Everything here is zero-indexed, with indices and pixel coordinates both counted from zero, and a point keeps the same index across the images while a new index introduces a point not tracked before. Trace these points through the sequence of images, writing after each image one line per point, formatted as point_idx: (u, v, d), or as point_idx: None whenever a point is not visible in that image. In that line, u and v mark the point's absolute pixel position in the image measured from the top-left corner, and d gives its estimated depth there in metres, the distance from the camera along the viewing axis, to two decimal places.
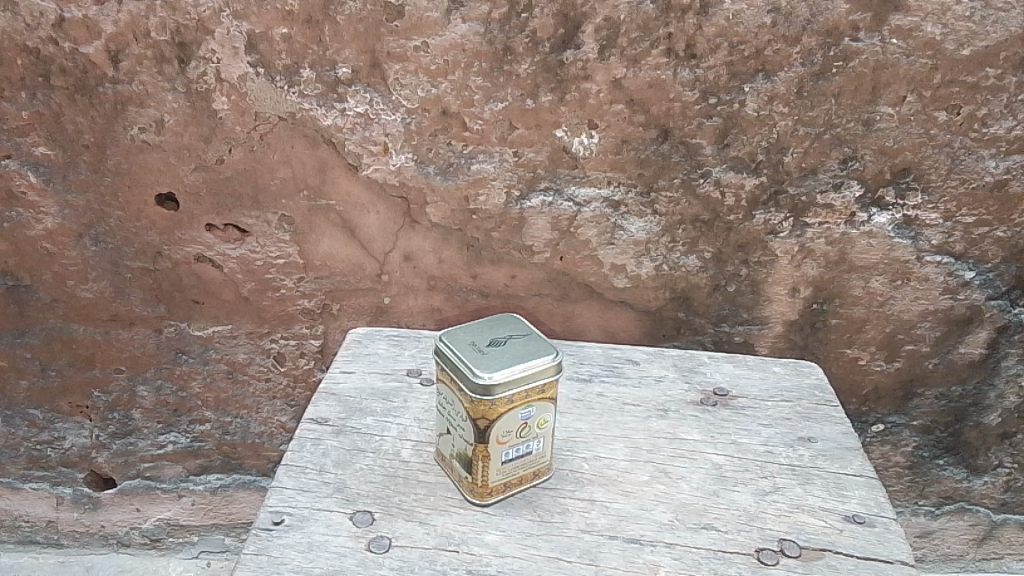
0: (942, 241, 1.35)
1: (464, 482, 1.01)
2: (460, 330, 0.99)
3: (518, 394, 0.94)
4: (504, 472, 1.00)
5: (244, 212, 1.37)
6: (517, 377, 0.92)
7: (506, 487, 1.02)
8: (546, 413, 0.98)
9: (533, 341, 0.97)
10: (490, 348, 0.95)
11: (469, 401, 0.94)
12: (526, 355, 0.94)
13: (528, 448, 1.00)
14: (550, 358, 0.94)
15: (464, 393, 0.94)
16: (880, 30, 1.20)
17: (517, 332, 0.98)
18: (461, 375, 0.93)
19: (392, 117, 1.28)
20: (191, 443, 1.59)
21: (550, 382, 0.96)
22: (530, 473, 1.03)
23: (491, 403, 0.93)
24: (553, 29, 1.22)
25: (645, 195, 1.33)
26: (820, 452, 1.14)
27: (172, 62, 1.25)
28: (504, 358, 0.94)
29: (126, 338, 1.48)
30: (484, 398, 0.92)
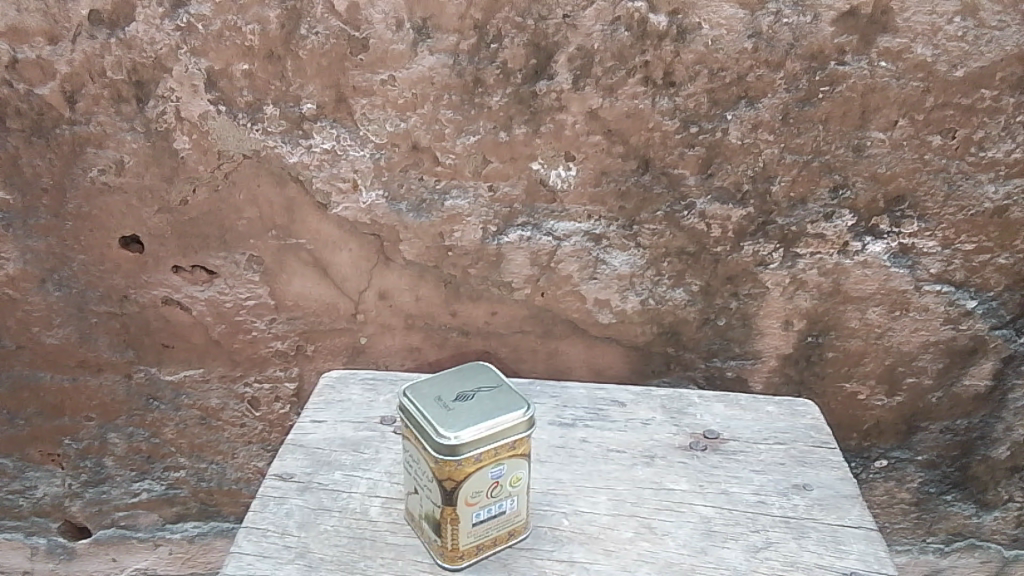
0: (941, 269, 1.29)
1: (434, 545, 0.95)
2: (426, 382, 0.93)
3: (487, 452, 0.88)
4: (476, 534, 0.94)
5: (212, 253, 1.32)
6: (485, 436, 0.86)
7: (478, 550, 0.95)
8: (518, 471, 0.92)
9: (503, 395, 0.91)
10: (456, 403, 0.89)
11: (434, 462, 0.88)
12: (494, 410, 0.88)
13: (501, 508, 0.94)
14: (520, 414, 0.88)
15: (429, 453, 0.88)
16: (868, 52, 1.15)
17: (486, 384, 0.93)
18: (424, 435, 0.87)
19: (360, 153, 1.23)
20: (166, 490, 1.54)
21: (522, 438, 0.90)
22: (504, 534, 0.97)
23: (458, 463, 0.87)
24: (523, 59, 1.17)
25: (628, 228, 1.28)
26: (816, 501, 1.07)
27: (130, 101, 1.21)
28: (471, 414, 0.88)
29: (94, 385, 1.43)
30: (449, 459, 0.86)
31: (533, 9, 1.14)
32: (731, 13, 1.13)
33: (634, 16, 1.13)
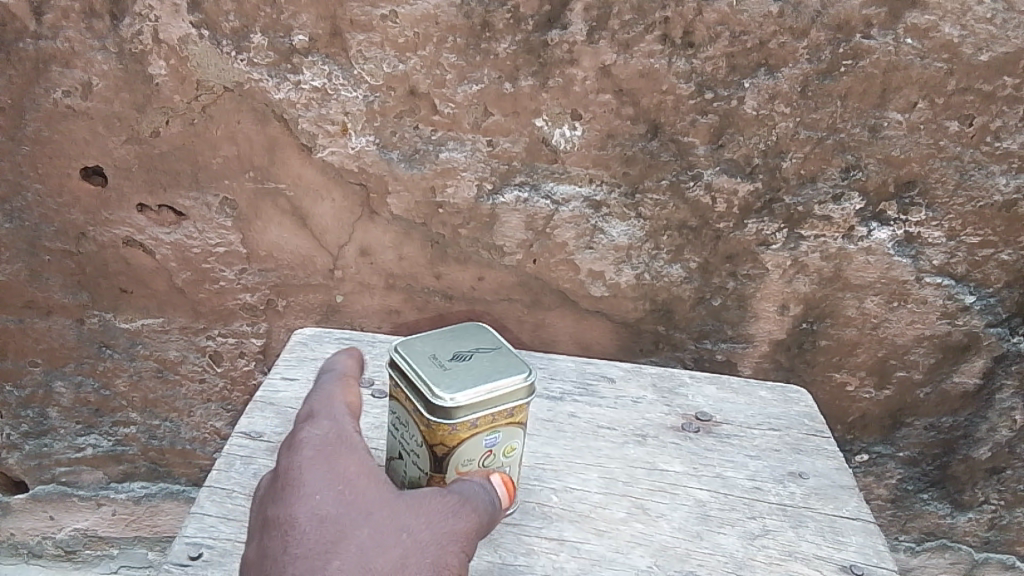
0: (944, 261, 1.25)
1: None
2: (419, 338, 0.85)
3: (483, 417, 0.81)
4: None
5: (181, 192, 1.22)
6: (483, 399, 0.79)
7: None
8: (513, 439, 0.86)
9: (504, 355, 0.83)
10: (453, 361, 0.81)
11: (426, 425, 0.81)
12: (494, 372, 0.80)
13: None
14: (523, 378, 0.81)
15: (420, 415, 0.81)
16: (895, 27, 1.10)
17: (484, 343, 0.84)
18: (417, 394, 0.79)
19: (352, 94, 1.14)
20: (114, 447, 1.44)
21: (522, 404, 0.83)
22: None
23: (452, 427, 0.80)
24: (537, 5, 1.09)
25: (630, 196, 1.22)
26: (812, 490, 1.03)
27: (103, 17, 1.11)
28: (469, 375, 0.80)
29: (42, 328, 1.33)
30: (443, 422, 0.79)
31: None
32: None
33: None
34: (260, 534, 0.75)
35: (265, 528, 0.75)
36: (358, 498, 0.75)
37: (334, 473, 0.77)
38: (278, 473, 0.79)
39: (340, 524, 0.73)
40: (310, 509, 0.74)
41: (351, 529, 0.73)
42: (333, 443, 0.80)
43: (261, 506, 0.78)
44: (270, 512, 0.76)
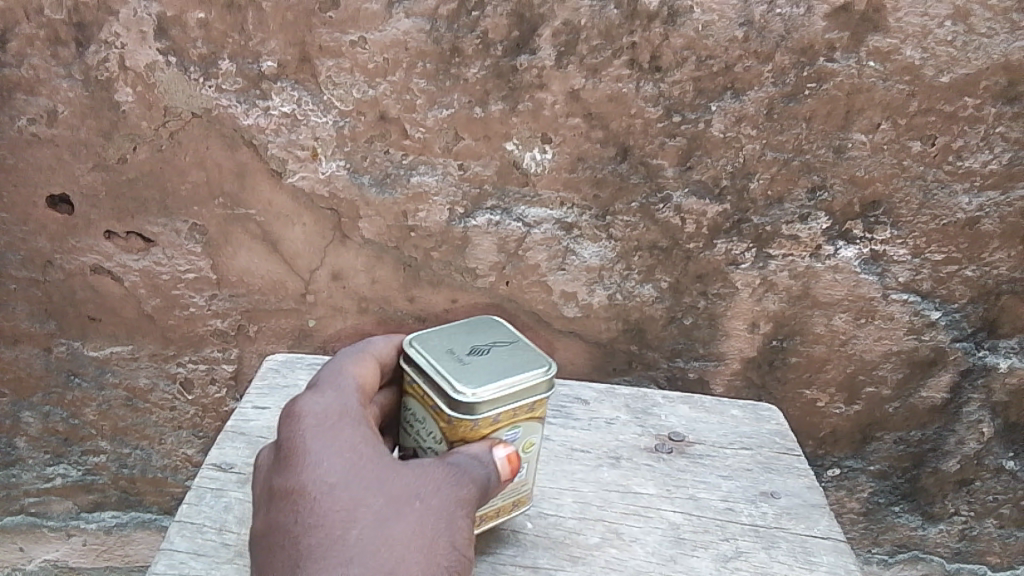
0: (910, 278, 1.28)
1: None
2: (433, 332, 0.81)
3: (507, 413, 0.77)
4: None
5: (150, 219, 1.21)
6: (507, 394, 0.75)
7: (480, 521, 0.87)
8: (534, 436, 0.81)
9: (524, 350, 0.79)
10: (471, 356, 0.77)
11: (445, 421, 0.76)
12: (516, 366, 0.77)
13: None
14: (547, 371, 0.77)
15: (438, 412, 0.76)
16: (857, 51, 1.12)
17: (501, 338, 0.81)
18: (436, 390, 0.75)
19: (322, 119, 1.14)
20: (83, 476, 1.41)
21: (545, 399, 0.79)
22: (508, 505, 0.88)
23: (474, 423, 0.76)
24: (506, 31, 1.10)
25: (601, 218, 1.23)
26: (784, 510, 1.04)
27: (68, 45, 1.10)
28: (489, 369, 0.76)
29: (8, 358, 1.31)
30: (466, 418, 0.75)
31: None
32: None
33: None
34: (268, 504, 0.76)
35: (272, 500, 0.76)
36: (365, 468, 0.76)
37: (338, 443, 0.77)
38: (281, 441, 0.79)
39: (351, 497, 0.74)
40: (317, 480, 0.75)
41: (362, 500, 0.73)
42: (335, 412, 0.80)
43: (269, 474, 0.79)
44: (276, 482, 0.76)
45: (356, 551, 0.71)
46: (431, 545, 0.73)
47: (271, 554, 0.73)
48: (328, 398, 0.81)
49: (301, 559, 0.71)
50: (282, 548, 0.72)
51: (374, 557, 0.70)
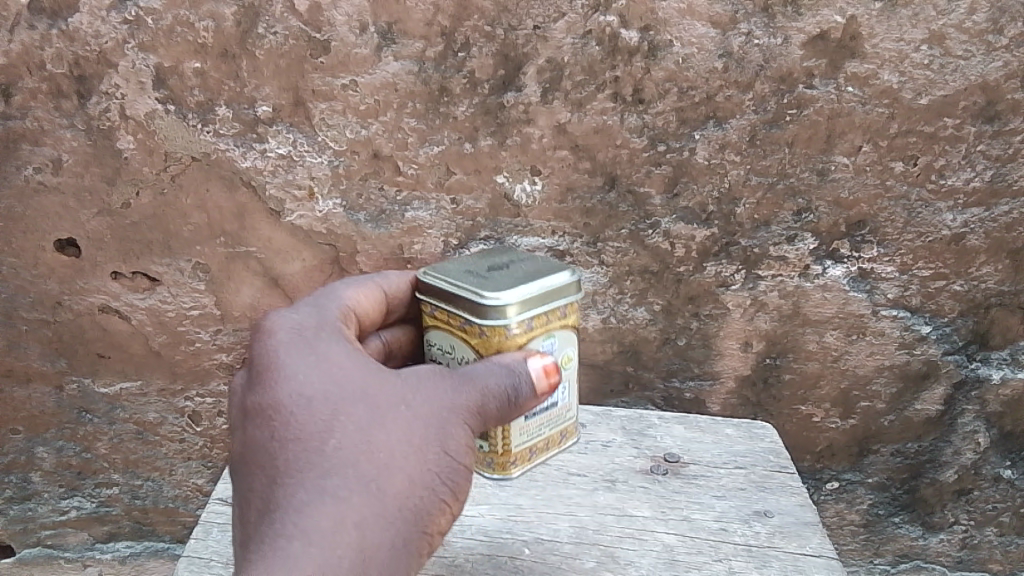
0: (898, 294, 1.29)
1: (486, 456, 0.96)
2: (449, 265, 0.97)
3: (536, 319, 0.90)
4: (527, 433, 0.96)
5: (154, 259, 1.25)
6: (532, 296, 0.89)
7: (529, 455, 0.97)
8: (566, 348, 0.95)
9: (537, 266, 0.95)
10: (490, 274, 0.93)
11: (480, 334, 0.89)
12: (534, 275, 0.92)
13: (552, 401, 0.98)
14: (562, 275, 0.93)
15: (472, 325, 0.90)
16: (836, 77, 1.15)
17: (513, 259, 0.98)
18: (467, 303, 0.89)
19: (317, 160, 1.18)
20: (98, 508, 1.45)
21: (566, 304, 0.94)
22: (557, 435, 1.01)
23: (509, 330, 0.88)
24: (492, 70, 1.13)
25: (592, 245, 1.25)
26: (777, 529, 1.05)
27: (70, 96, 1.15)
28: (510, 280, 0.92)
29: (22, 397, 1.36)
30: (500, 325, 0.88)
31: (503, 18, 1.10)
32: (702, 31, 1.12)
33: (606, 30, 1.11)
34: (247, 417, 0.84)
35: (252, 414, 0.84)
36: (342, 381, 0.83)
37: (314, 359, 0.85)
38: (257, 358, 0.86)
39: (329, 407, 0.81)
40: (295, 394, 0.82)
41: (341, 412, 0.81)
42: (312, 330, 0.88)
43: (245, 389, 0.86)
44: (254, 397, 0.84)
45: (336, 459, 0.79)
46: (412, 449, 0.82)
47: (254, 463, 0.82)
48: (307, 316, 0.91)
49: (285, 468, 0.79)
50: (265, 457, 0.81)
51: (356, 462, 0.79)
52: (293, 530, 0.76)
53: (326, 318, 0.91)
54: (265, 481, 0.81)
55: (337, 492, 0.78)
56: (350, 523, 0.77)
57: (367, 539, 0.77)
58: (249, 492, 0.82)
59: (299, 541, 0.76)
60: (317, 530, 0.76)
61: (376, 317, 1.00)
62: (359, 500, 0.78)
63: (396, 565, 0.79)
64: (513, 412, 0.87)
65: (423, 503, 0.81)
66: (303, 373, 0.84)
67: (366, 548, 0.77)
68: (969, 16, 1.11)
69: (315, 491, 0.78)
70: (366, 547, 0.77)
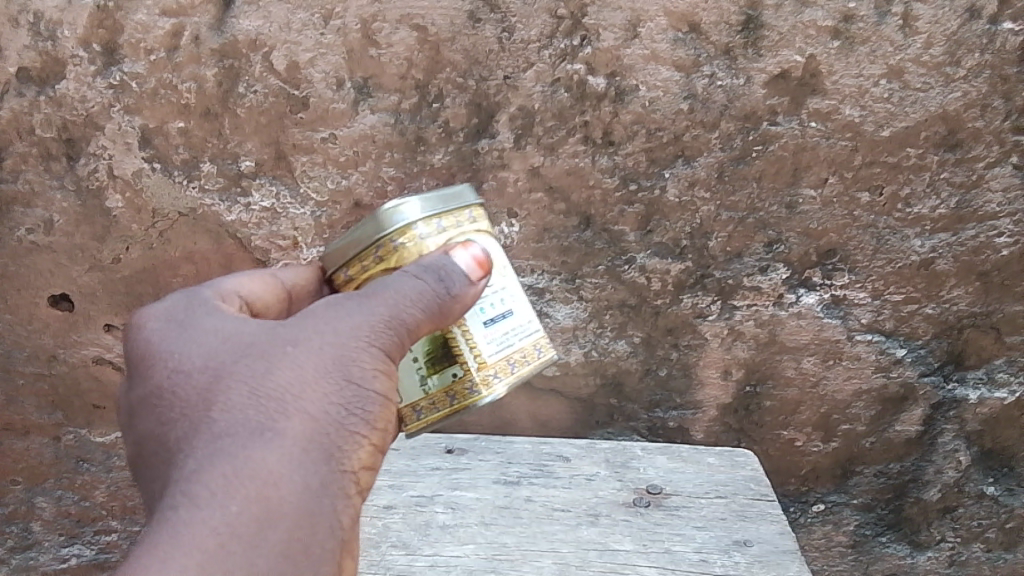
0: (872, 319, 1.32)
1: (462, 381, 0.90)
2: None
3: (446, 218, 0.90)
4: (495, 342, 0.91)
5: (145, 311, 1.29)
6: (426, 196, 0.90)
7: (512, 368, 0.91)
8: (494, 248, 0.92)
9: None
10: None
11: (396, 249, 0.87)
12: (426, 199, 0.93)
13: (508, 310, 0.92)
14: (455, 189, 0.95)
15: (385, 246, 0.88)
16: (799, 113, 1.18)
17: None
18: (370, 229, 0.88)
19: (301, 210, 1.22)
20: (97, 555, 1.48)
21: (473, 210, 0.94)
22: (531, 348, 0.93)
23: (420, 232, 0.88)
24: (465, 118, 1.18)
25: (570, 282, 1.29)
26: (756, 558, 1.09)
27: (59, 158, 1.19)
28: None
29: (20, 448, 1.39)
30: (407, 224, 0.87)
31: (474, 70, 1.15)
32: (667, 75, 1.16)
33: (574, 78, 1.16)
34: (138, 414, 0.84)
35: (140, 408, 0.83)
36: (223, 349, 0.82)
37: (190, 339, 0.84)
38: (137, 354, 0.86)
39: (210, 375, 0.80)
40: (173, 372, 0.82)
41: (223, 374, 0.80)
42: (183, 313, 0.88)
43: (131, 391, 0.86)
44: (140, 392, 0.84)
45: (225, 418, 0.77)
46: (306, 387, 0.79)
47: (152, 453, 0.81)
48: (177, 301, 0.90)
49: (176, 445, 0.78)
50: (158, 443, 0.80)
51: (247, 414, 0.78)
52: (184, 495, 0.74)
53: (199, 298, 0.90)
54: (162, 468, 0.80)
55: (228, 449, 0.76)
56: (246, 473, 0.75)
57: (271, 487, 0.75)
58: (149, 484, 0.80)
59: (192, 505, 0.73)
60: (210, 488, 0.74)
61: (273, 304, 0.99)
62: (254, 451, 0.76)
63: (313, 510, 0.77)
64: (450, 306, 0.85)
65: (333, 440, 0.80)
66: (179, 353, 0.83)
67: (270, 495, 0.75)
68: (925, 50, 1.14)
69: (205, 453, 0.76)
70: (272, 494, 0.75)
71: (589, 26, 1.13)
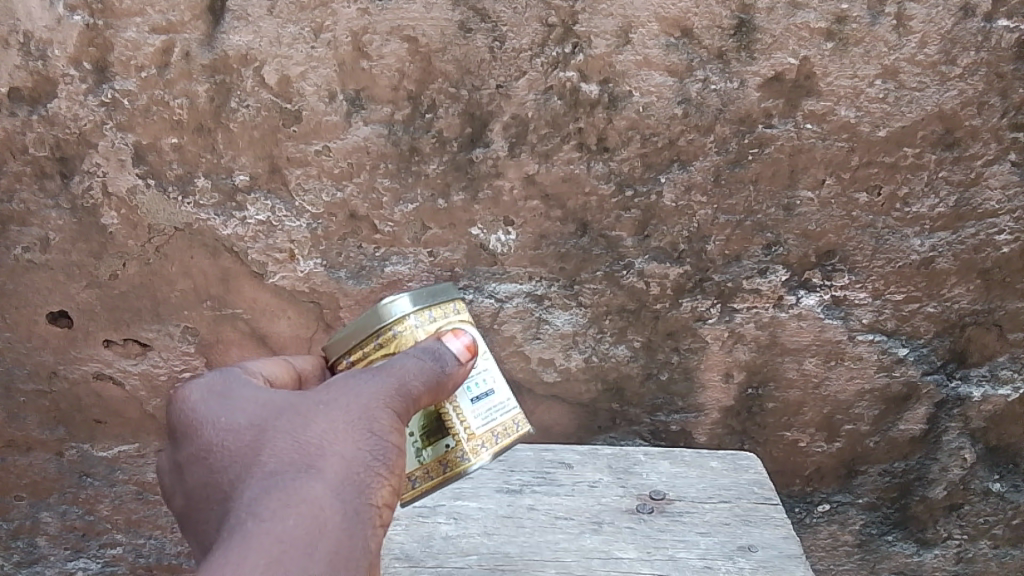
0: (873, 319, 1.30)
1: (451, 453, 0.91)
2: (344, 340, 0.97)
3: (436, 309, 0.92)
4: (482, 415, 0.93)
5: (144, 326, 1.29)
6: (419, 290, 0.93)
7: (496, 439, 0.93)
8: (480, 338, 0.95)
9: None
10: None
11: (394, 337, 0.90)
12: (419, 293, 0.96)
13: (490, 389, 0.94)
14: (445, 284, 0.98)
15: (382, 337, 0.90)
16: (794, 115, 1.18)
17: None
18: (368, 322, 0.91)
19: (296, 223, 1.21)
20: (103, 568, 1.48)
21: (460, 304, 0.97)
22: (511, 423, 0.95)
23: (415, 321, 0.91)
24: (459, 128, 1.18)
25: (569, 288, 1.28)
26: (760, 563, 1.09)
27: (54, 177, 1.20)
28: None
29: (24, 464, 1.40)
30: (403, 316, 0.90)
31: (466, 80, 1.15)
32: (660, 81, 1.16)
33: (566, 85, 1.16)
34: (181, 469, 0.85)
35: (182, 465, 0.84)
36: (263, 404, 0.85)
37: (229, 398, 0.86)
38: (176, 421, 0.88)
39: (253, 425, 0.82)
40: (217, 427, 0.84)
41: (267, 423, 0.82)
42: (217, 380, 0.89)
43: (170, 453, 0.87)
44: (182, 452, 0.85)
45: (273, 457, 0.80)
46: (342, 434, 0.81)
47: (199, 504, 0.82)
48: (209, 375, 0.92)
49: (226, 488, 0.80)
50: (204, 492, 0.81)
51: (290, 458, 0.80)
52: (242, 523, 0.75)
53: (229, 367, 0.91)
54: (212, 516, 0.81)
55: (277, 486, 0.77)
56: (296, 506, 0.76)
57: (320, 514, 0.77)
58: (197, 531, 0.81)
59: (253, 521, 0.75)
60: (268, 509, 0.76)
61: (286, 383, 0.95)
62: (304, 482, 0.78)
63: (355, 544, 0.78)
64: (445, 382, 0.87)
65: (369, 481, 0.81)
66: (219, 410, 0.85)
67: (319, 522, 0.76)
68: (920, 50, 1.14)
69: (258, 486, 0.78)
70: (321, 524, 0.76)
71: (580, 34, 1.14)
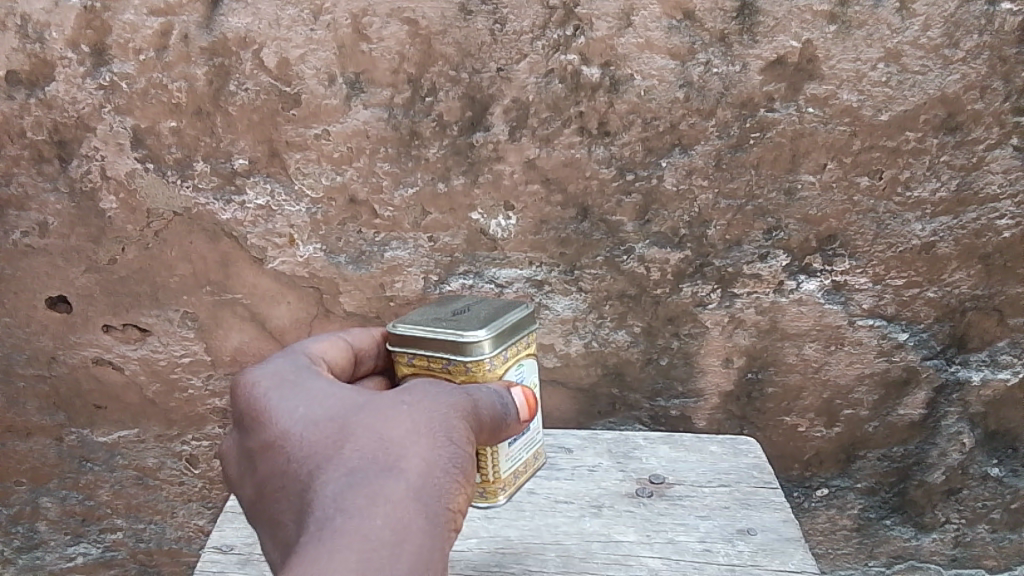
0: (874, 304, 1.30)
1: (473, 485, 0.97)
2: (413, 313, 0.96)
3: (510, 350, 0.92)
4: (511, 459, 0.98)
5: (143, 310, 1.29)
6: (503, 329, 0.90)
7: (514, 480, 0.99)
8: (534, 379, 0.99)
9: (498, 305, 0.97)
10: (457, 315, 0.94)
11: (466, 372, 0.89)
12: (500, 314, 0.94)
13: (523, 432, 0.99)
14: (524, 307, 0.96)
15: (454, 365, 0.89)
16: (796, 99, 1.17)
17: (470, 300, 1.00)
18: (445, 346, 0.89)
19: (295, 208, 1.21)
20: (103, 553, 1.48)
21: (530, 333, 0.97)
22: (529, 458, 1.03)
23: (490, 363, 0.89)
24: (459, 112, 1.17)
25: (569, 273, 1.27)
26: (760, 546, 1.07)
27: (52, 161, 1.21)
28: (475, 317, 0.93)
29: (23, 450, 1.40)
30: (482, 359, 0.88)
31: (467, 63, 1.15)
32: (662, 64, 1.16)
33: (567, 68, 1.15)
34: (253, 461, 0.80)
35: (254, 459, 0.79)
36: (340, 403, 0.80)
37: (305, 394, 0.82)
38: (245, 413, 0.83)
39: (332, 423, 0.77)
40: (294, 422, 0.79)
41: (348, 421, 0.77)
42: (293, 374, 0.85)
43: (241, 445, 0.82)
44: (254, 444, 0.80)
45: (354, 455, 0.73)
46: (423, 437, 0.76)
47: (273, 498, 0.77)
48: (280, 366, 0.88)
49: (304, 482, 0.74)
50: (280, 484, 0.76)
51: (373, 456, 0.73)
52: (330, 516, 0.68)
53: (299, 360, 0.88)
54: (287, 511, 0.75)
55: (360, 481, 0.71)
56: (381, 503, 0.69)
57: (405, 511, 0.70)
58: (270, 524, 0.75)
59: (340, 515, 0.68)
60: (354, 504, 0.69)
61: (343, 366, 0.96)
62: (385, 480, 0.71)
63: (437, 550, 0.70)
64: (506, 424, 0.86)
65: (449, 486, 0.74)
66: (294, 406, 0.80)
67: (405, 521, 0.69)
68: (923, 33, 1.13)
69: (340, 481, 0.71)
70: (406, 522, 0.69)
71: (581, 16, 1.13)
